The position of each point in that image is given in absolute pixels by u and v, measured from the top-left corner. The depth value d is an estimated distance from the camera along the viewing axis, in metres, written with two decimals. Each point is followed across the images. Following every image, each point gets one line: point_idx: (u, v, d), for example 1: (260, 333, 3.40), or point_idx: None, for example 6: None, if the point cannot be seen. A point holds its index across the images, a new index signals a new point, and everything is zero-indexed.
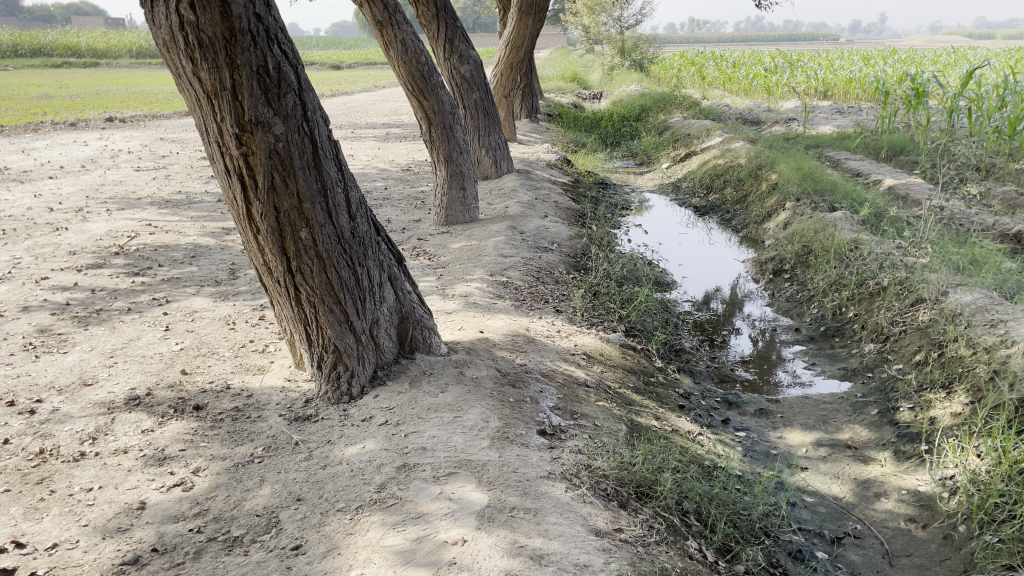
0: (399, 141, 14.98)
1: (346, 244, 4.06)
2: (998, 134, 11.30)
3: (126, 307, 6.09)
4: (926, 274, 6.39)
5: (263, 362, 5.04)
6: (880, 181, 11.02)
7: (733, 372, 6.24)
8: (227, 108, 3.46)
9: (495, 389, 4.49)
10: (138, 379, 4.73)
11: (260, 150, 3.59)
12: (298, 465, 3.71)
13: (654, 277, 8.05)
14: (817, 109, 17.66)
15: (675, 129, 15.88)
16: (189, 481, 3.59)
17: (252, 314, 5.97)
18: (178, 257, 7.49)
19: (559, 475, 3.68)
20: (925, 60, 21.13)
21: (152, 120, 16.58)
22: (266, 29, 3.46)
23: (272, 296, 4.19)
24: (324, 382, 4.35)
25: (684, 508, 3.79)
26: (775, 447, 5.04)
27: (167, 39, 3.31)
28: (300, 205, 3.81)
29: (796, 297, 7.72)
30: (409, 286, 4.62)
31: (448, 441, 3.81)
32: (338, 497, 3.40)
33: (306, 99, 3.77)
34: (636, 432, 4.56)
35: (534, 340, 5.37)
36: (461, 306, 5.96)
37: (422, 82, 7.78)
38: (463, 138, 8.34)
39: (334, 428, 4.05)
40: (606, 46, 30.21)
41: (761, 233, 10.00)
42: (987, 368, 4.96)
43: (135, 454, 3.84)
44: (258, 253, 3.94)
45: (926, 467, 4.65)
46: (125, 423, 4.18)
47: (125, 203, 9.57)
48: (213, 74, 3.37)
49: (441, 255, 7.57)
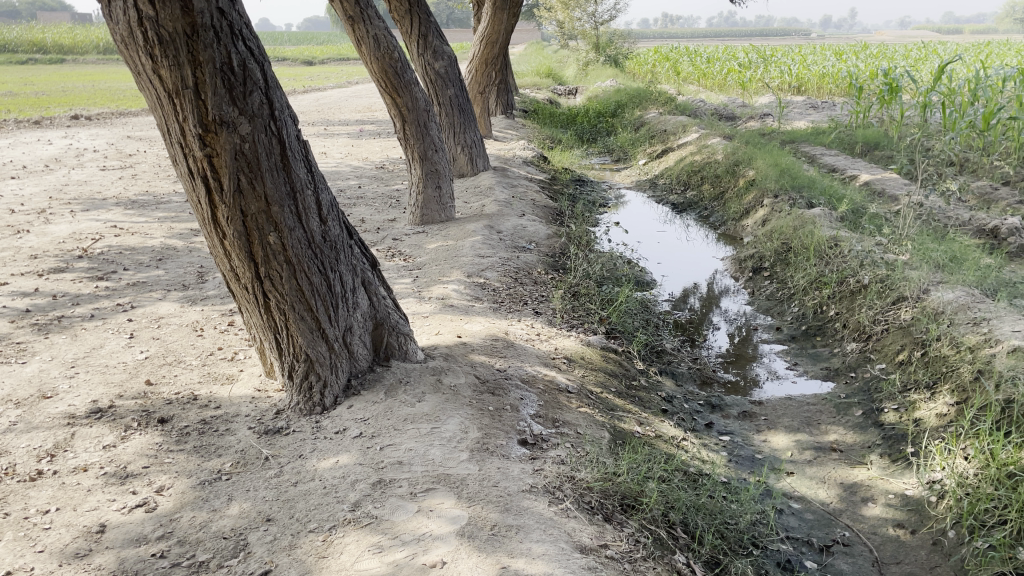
0: (372, 138, 14.78)
1: (317, 249, 3.89)
2: (973, 129, 11.35)
3: (88, 314, 5.86)
4: (907, 272, 6.34)
5: (232, 371, 4.85)
6: (856, 177, 11.03)
7: (715, 374, 6.14)
8: (190, 108, 3.27)
9: (473, 397, 4.34)
10: (100, 391, 4.52)
11: (225, 152, 3.41)
12: (268, 482, 3.54)
13: (635, 276, 7.94)
14: (791, 105, 17.70)
15: (651, 125, 15.83)
16: (153, 502, 3.40)
17: (221, 320, 5.76)
18: (144, 260, 7.25)
19: (541, 489, 3.54)
20: (896, 55, 21.33)
21: (119, 117, 16.21)
22: (229, 25, 3.27)
23: (240, 303, 4.01)
24: (295, 392, 4.18)
25: (670, 519, 3.67)
26: (759, 451, 4.93)
27: (125, 35, 3.11)
28: (268, 209, 3.63)
29: (776, 295, 7.64)
30: (383, 291, 4.46)
31: (426, 455, 3.66)
32: (310, 516, 3.23)
33: (273, 97, 3.59)
34: (618, 439, 4.43)
35: (513, 344, 5.23)
36: (437, 309, 5.80)
37: (395, 78, 7.58)
38: (438, 136, 8.17)
39: (306, 441, 3.88)
40: (581, 41, 30.05)
41: (739, 230, 9.94)
42: (972, 369, 4.89)
43: (95, 472, 3.64)
44: (224, 259, 3.76)
45: (912, 470, 4.57)
46: (86, 438, 3.97)
47: (89, 204, 9.28)
48: (174, 71, 3.17)
49: (418, 256, 7.42)
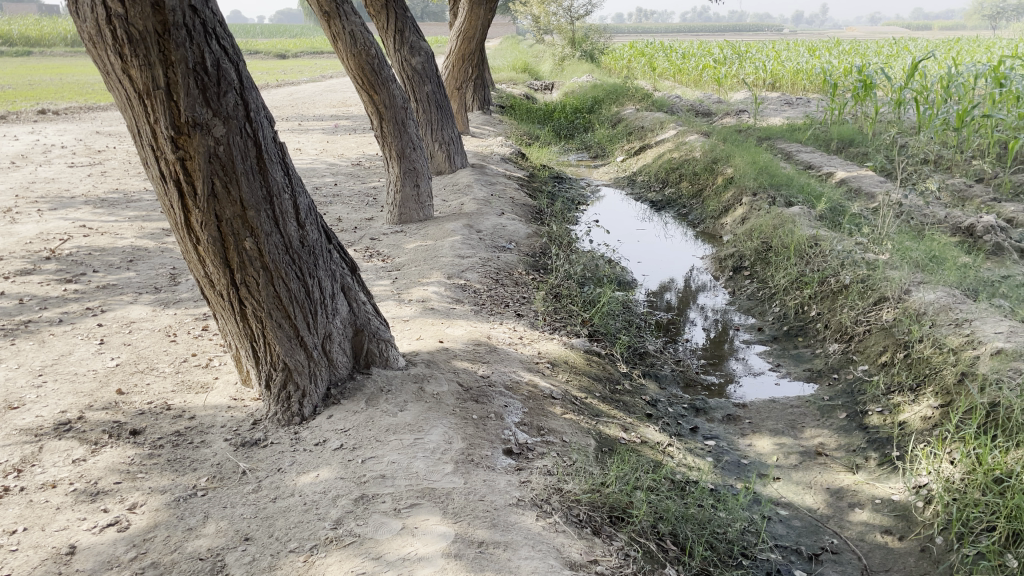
0: (347, 134, 14.59)
1: (295, 255, 3.77)
2: (947, 126, 11.42)
3: (56, 318, 5.67)
4: (888, 272, 6.34)
5: (206, 379, 4.70)
6: (833, 174, 11.07)
7: (699, 376, 6.10)
8: (161, 109, 3.13)
9: (456, 405, 4.24)
10: (69, 401, 4.35)
11: (199, 154, 3.28)
12: (246, 498, 3.42)
13: (616, 276, 7.88)
14: (766, 101, 17.76)
15: (628, 121, 15.81)
16: (125, 520, 3.26)
17: (195, 325, 5.61)
18: (114, 261, 7.06)
19: (528, 503, 3.46)
20: (868, 51, 21.51)
21: (87, 112, 15.84)
22: (202, 23, 3.14)
23: (215, 310, 3.87)
24: (273, 402, 4.06)
25: (659, 531, 3.61)
26: (745, 456, 4.89)
27: (93, 33, 2.97)
28: (243, 213, 3.50)
29: (757, 295, 7.62)
30: (363, 296, 4.34)
31: (409, 467, 3.56)
32: (291, 535, 3.12)
33: (248, 98, 3.45)
34: (605, 447, 4.36)
35: (496, 349, 5.13)
36: (418, 312, 5.69)
37: (373, 75, 7.43)
38: (415, 134, 8.04)
39: (285, 453, 3.77)
40: (556, 36, 29.97)
41: (718, 228, 9.93)
42: (955, 371, 4.89)
43: (64, 489, 3.50)
44: (198, 265, 3.62)
45: (898, 475, 4.56)
46: (54, 452, 3.82)
47: (56, 202, 9.03)
48: (145, 71, 3.03)
49: (396, 256, 7.30)
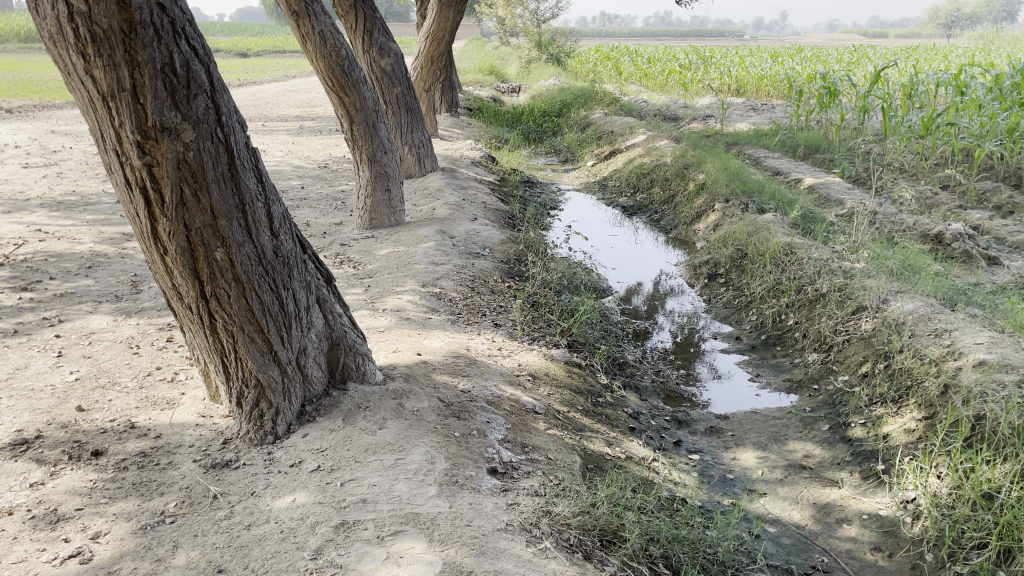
0: (313, 135, 14.31)
1: (268, 266, 3.58)
2: (913, 133, 11.50)
3: (10, 329, 5.39)
4: (865, 281, 6.31)
5: (172, 395, 4.47)
6: (801, 181, 11.12)
7: (679, 387, 6.00)
8: (127, 112, 2.93)
9: (438, 422, 4.09)
10: (26, 419, 4.10)
11: (167, 161, 3.08)
12: (218, 525, 3.22)
13: (593, 282, 7.77)
14: (732, 107, 17.83)
15: (597, 125, 15.75)
16: (88, 551, 3.04)
17: (158, 336, 5.37)
18: (72, 268, 6.77)
19: (517, 528, 3.32)
20: (830, 58, 21.72)
21: (43, 111, 15.31)
22: (171, 21, 2.95)
23: (182, 323, 3.68)
24: (244, 421, 3.86)
25: (651, 554, 3.50)
26: (730, 471, 4.81)
27: (53, 31, 2.78)
28: (214, 222, 3.31)
29: (733, 303, 7.57)
30: (339, 308, 4.16)
31: (392, 491, 3.41)
32: (268, 567, 2.94)
33: (220, 101, 3.26)
34: (590, 464, 4.25)
35: (476, 362, 4.98)
36: (394, 323, 5.52)
37: (343, 78, 7.22)
38: (387, 137, 7.86)
39: (258, 476, 3.58)
40: (522, 39, 29.80)
41: (690, 234, 9.89)
42: (938, 383, 4.84)
43: (21, 517, 3.26)
44: (165, 276, 3.42)
45: (885, 489, 4.51)
46: (10, 475, 3.57)
47: (10, 204, 8.67)
48: (109, 72, 2.84)
49: (368, 263, 7.11)
